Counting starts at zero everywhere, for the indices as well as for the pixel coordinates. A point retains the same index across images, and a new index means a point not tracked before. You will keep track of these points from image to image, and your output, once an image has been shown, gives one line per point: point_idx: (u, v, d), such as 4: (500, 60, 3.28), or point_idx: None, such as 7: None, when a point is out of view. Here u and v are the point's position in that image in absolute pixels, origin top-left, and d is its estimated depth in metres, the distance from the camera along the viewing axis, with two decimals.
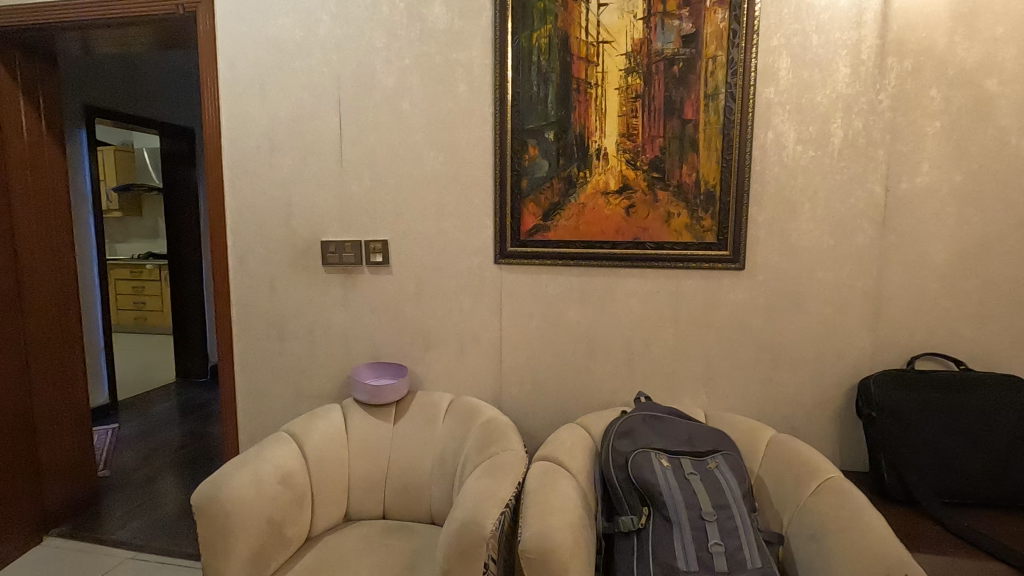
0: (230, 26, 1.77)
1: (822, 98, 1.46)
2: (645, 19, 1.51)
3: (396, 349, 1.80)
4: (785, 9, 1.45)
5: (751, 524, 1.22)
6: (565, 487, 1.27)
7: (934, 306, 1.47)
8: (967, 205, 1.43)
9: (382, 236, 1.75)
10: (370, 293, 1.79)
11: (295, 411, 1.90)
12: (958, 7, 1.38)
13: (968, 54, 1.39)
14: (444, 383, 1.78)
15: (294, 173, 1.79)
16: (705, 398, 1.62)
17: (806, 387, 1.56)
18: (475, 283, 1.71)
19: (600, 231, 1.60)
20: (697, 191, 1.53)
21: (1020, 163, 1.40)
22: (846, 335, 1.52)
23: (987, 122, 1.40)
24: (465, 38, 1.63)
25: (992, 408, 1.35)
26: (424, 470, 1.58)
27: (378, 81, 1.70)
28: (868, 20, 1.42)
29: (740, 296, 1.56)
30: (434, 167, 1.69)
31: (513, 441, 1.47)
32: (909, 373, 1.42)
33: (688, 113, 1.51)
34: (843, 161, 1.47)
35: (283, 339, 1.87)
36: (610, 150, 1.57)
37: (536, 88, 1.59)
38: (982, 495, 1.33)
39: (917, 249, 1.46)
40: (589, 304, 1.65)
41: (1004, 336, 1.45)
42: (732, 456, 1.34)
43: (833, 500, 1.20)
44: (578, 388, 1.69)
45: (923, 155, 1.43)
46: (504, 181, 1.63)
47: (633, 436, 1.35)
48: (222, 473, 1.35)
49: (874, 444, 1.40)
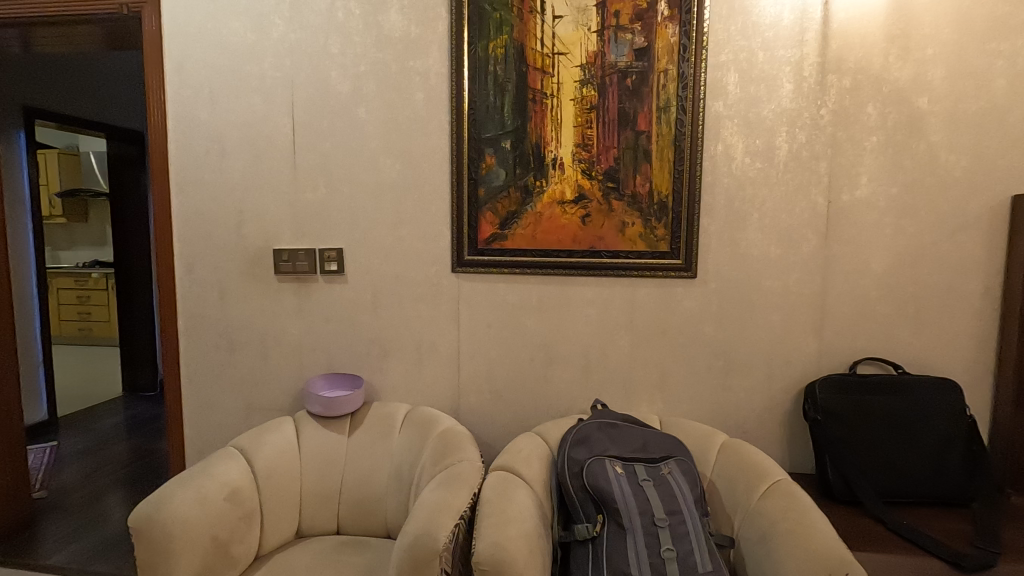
0: (177, 27, 1.71)
1: (768, 113, 1.51)
2: (599, 32, 1.53)
3: (352, 360, 1.76)
4: (733, 26, 1.50)
5: (703, 529, 1.24)
6: (520, 498, 1.26)
7: (874, 312, 1.54)
8: (902, 216, 1.50)
9: (337, 244, 1.72)
10: (325, 302, 1.75)
11: (247, 425, 1.84)
12: (892, 29, 1.45)
13: (901, 74, 1.46)
14: (401, 393, 1.75)
15: (245, 180, 1.74)
16: (660, 404, 1.65)
17: (756, 392, 1.60)
18: (433, 292, 1.70)
19: (557, 239, 1.61)
20: (651, 201, 1.56)
21: (950, 177, 1.48)
22: (793, 341, 1.57)
23: (919, 138, 1.48)
24: (422, 46, 1.62)
25: (927, 410, 1.41)
26: (380, 482, 1.55)
27: (334, 87, 1.67)
28: (810, 38, 1.48)
29: (693, 304, 1.59)
30: (390, 175, 1.68)
31: (469, 451, 1.45)
32: (851, 376, 1.47)
33: (641, 124, 1.54)
34: (788, 173, 1.52)
35: (234, 350, 1.81)
36: (565, 160, 1.58)
37: (493, 97, 1.59)
38: (918, 493, 1.39)
39: (858, 258, 1.53)
40: (547, 312, 1.66)
41: (939, 340, 1.53)
42: (685, 461, 1.36)
43: (780, 503, 1.23)
44: (537, 396, 1.69)
45: (862, 168, 1.50)
46: (461, 189, 1.63)
47: (588, 444, 1.36)
48: (164, 492, 1.29)
49: (820, 447, 1.44)
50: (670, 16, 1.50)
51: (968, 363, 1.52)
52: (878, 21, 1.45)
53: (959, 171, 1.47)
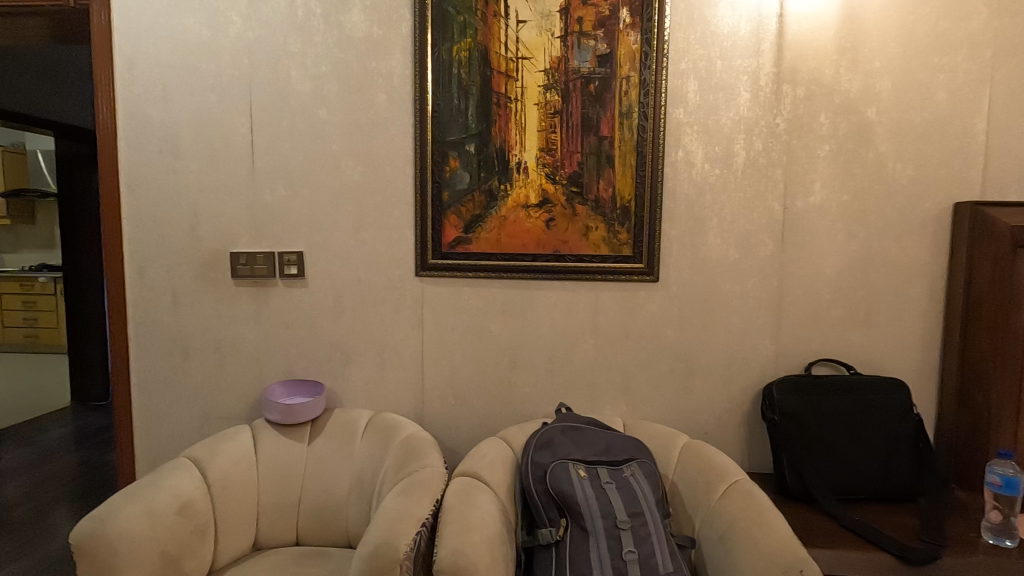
0: (128, 22, 1.65)
1: (726, 120, 1.54)
2: (562, 37, 1.54)
3: (313, 366, 1.72)
4: (692, 35, 1.53)
5: (664, 530, 1.25)
6: (482, 504, 1.25)
7: (827, 315, 1.59)
8: (853, 222, 1.56)
9: (296, 247, 1.68)
10: (284, 307, 1.71)
11: (202, 434, 1.77)
12: (842, 41, 1.51)
13: (851, 85, 1.52)
14: (363, 399, 1.72)
15: (201, 180, 1.68)
16: (624, 407, 1.66)
17: (717, 394, 1.63)
18: (396, 296, 1.68)
19: (521, 243, 1.61)
20: (613, 206, 1.58)
21: (897, 185, 1.54)
22: (751, 343, 1.61)
23: (868, 147, 1.53)
24: (385, 47, 1.60)
25: (876, 409, 1.46)
26: (340, 491, 1.51)
27: (294, 87, 1.64)
28: (766, 49, 1.52)
29: (655, 307, 1.61)
30: (352, 178, 1.65)
31: (432, 457, 1.43)
32: (807, 377, 1.51)
33: (603, 130, 1.56)
34: (745, 179, 1.56)
35: (188, 357, 1.75)
36: (529, 164, 1.59)
37: (456, 100, 1.58)
38: (869, 490, 1.44)
39: (813, 262, 1.57)
40: (511, 316, 1.65)
41: (887, 342, 1.59)
42: (647, 463, 1.37)
43: (738, 503, 1.26)
44: (501, 400, 1.68)
45: (815, 175, 1.55)
46: (424, 192, 1.61)
47: (552, 447, 1.36)
48: (109, 506, 1.23)
49: (778, 447, 1.47)
50: (632, 23, 1.52)
51: (915, 364, 1.59)
52: (829, 34, 1.51)
53: (905, 179, 1.54)
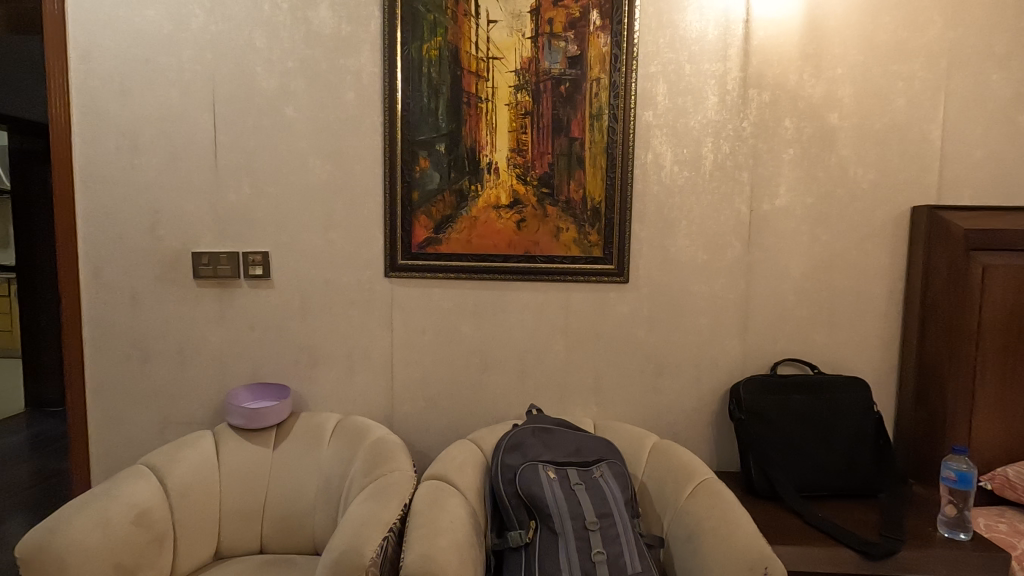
0: (84, 13, 1.59)
1: (695, 124, 1.56)
2: (533, 38, 1.54)
3: (279, 369, 1.68)
4: (661, 39, 1.54)
5: (632, 530, 1.25)
6: (451, 507, 1.24)
7: (792, 316, 1.62)
8: (817, 225, 1.59)
9: (262, 247, 1.64)
10: (249, 309, 1.66)
11: (162, 439, 1.71)
12: (807, 48, 1.54)
13: (814, 91, 1.55)
14: (331, 403, 1.69)
15: (161, 178, 1.63)
16: (595, 408, 1.66)
17: (686, 394, 1.64)
18: (365, 298, 1.65)
19: (492, 244, 1.61)
20: (584, 207, 1.58)
21: (858, 188, 1.58)
22: (719, 344, 1.63)
23: (831, 151, 1.57)
24: (354, 44, 1.58)
25: (839, 407, 1.50)
26: (307, 497, 1.48)
27: (259, 83, 1.60)
28: (733, 53, 1.54)
29: (626, 308, 1.62)
30: (320, 177, 1.62)
31: (401, 460, 1.41)
32: (773, 377, 1.54)
33: (574, 131, 1.56)
34: (713, 182, 1.58)
35: (147, 361, 1.69)
36: (500, 164, 1.58)
37: (427, 100, 1.57)
38: (832, 486, 1.47)
39: (778, 264, 1.60)
40: (483, 317, 1.64)
41: (850, 342, 1.62)
42: (617, 463, 1.37)
43: (706, 501, 1.27)
44: (472, 402, 1.67)
45: (781, 179, 1.58)
46: (394, 192, 1.59)
47: (522, 449, 1.35)
48: (59, 517, 1.18)
49: (745, 445, 1.49)
50: (602, 26, 1.53)
51: (876, 362, 1.63)
52: (793, 40, 1.54)
53: (866, 183, 1.58)
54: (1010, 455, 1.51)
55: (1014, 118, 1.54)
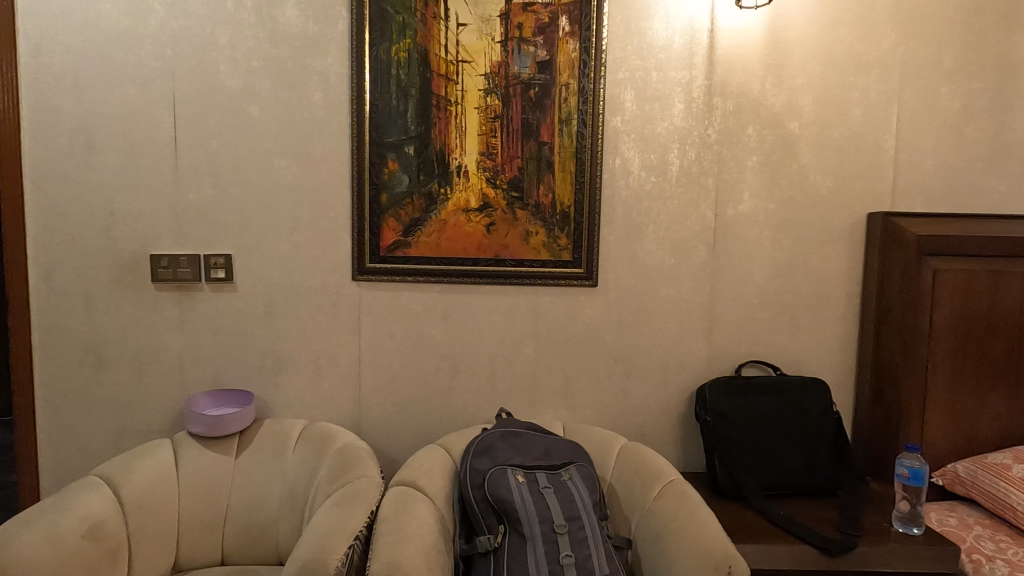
0: (34, 4, 1.52)
1: (661, 130, 1.59)
2: (502, 42, 1.55)
3: (242, 375, 1.64)
4: (629, 46, 1.56)
5: (601, 532, 1.26)
6: (419, 513, 1.22)
7: (756, 319, 1.66)
8: (779, 230, 1.63)
9: (224, 249, 1.60)
10: (211, 313, 1.62)
11: (118, 449, 1.65)
12: (769, 58, 1.58)
13: (776, 100, 1.59)
14: (297, 408, 1.65)
15: (117, 178, 1.58)
16: (564, 411, 1.67)
17: (654, 396, 1.66)
18: (332, 301, 1.62)
19: (461, 247, 1.60)
20: (553, 211, 1.59)
21: (818, 195, 1.63)
22: (685, 347, 1.65)
23: (792, 159, 1.61)
24: (321, 44, 1.56)
25: (800, 408, 1.54)
26: (271, 506, 1.44)
27: (222, 82, 1.56)
28: (698, 62, 1.58)
29: (595, 311, 1.64)
30: (286, 178, 1.59)
31: (369, 466, 1.38)
32: (737, 379, 1.58)
33: (544, 135, 1.57)
34: (680, 188, 1.61)
35: (102, 368, 1.62)
36: (470, 168, 1.57)
37: (395, 101, 1.55)
38: (794, 485, 1.51)
39: (742, 268, 1.64)
40: (452, 321, 1.63)
41: (811, 344, 1.67)
42: (585, 466, 1.38)
43: (672, 502, 1.29)
44: (441, 407, 1.66)
45: (744, 185, 1.62)
46: (362, 195, 1.57)
47: (491, 453, 1.35)
48: (4, 533, 1.13)
49: (710, 446, 1.52)
50: (571, 32, 1.54)
51: (835, 364, 1.68)
52: (756, 51, 1.58)
53: (825, 190, 1.63)
54: (960, 451, 1.58)
55: (961, 129, 1.61)
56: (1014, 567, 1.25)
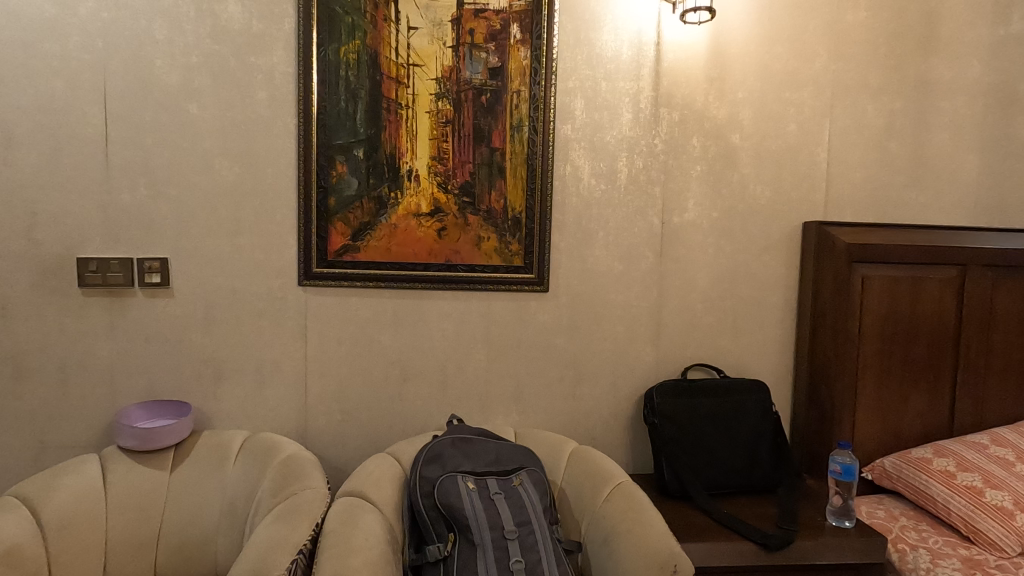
0: None
1: (610, 139, 1.62)
2: (454, 47, 1.54)
3: (179, 385, 1.56)
4: (579, 56, 1.59)
5: (551, 537, 1.26)
6: (367, 524, 1.19)
7: (701, 323, 1.71)
8: (722, 238, 1.70)
9: (160, 253, 1.52)
10: (144, 320, 1.54)
11: (38, 466, 1.54)
12: (711, 72, 1.64)
13: (718, 112, 1.66)
14: (238, 419, 1.59)
15: (39, 176, 1.47)
16: (516, 416, 1.67)
17: (603, 400, 1.69)
18: (276, 307, 1.57)
19: (412, 252, 1.58)
20: (504, 217, 1.60)
21: (757, 205, 1.70)
22: (634, 351, 1.69)
23: (733, 169, 1.68)
24: (265, 42, 1.51)
25: (742, 408, 1.60)
26: (209, 521, 1.37)
27: (158, 77, 1.49)
28: (645, 73, 1.62)
29: (546, 317, 1.65)
30: (227, 179, 1.53)
31: (315, 477, 1.34)
32: (683, 382, 1.62)
33: (495, 141, 1.57)
34: (628, 196, 1.65)
35: (21, 379, 1.51)
36: (421, 172, 1.56)
37: (344, 103, 1.52)
38: (736, 484, 1.56)
39: (687, 274, 1.69)
40: (402, 327, 1.61)
41: (751, 347, 1.74)
42: (536, 471, 1.38)
43: (621, 504, 1.31)
44: (391, 415, 1.63)
45: (689, 194, 1.67)
46: (309, 198, 1.53)
47: (442, 460, 1.33)
48: None
49: (657, 448, 1.55)
50: (522, 40, 1.56)
51: (774, 366, 1.75)
52: (699, 65, 1.64)
53: (764, 200, 1.70)
54: (887, 447, 1.67)
55: (886, 145, 1.72)
56: (934, 555, 1.34)
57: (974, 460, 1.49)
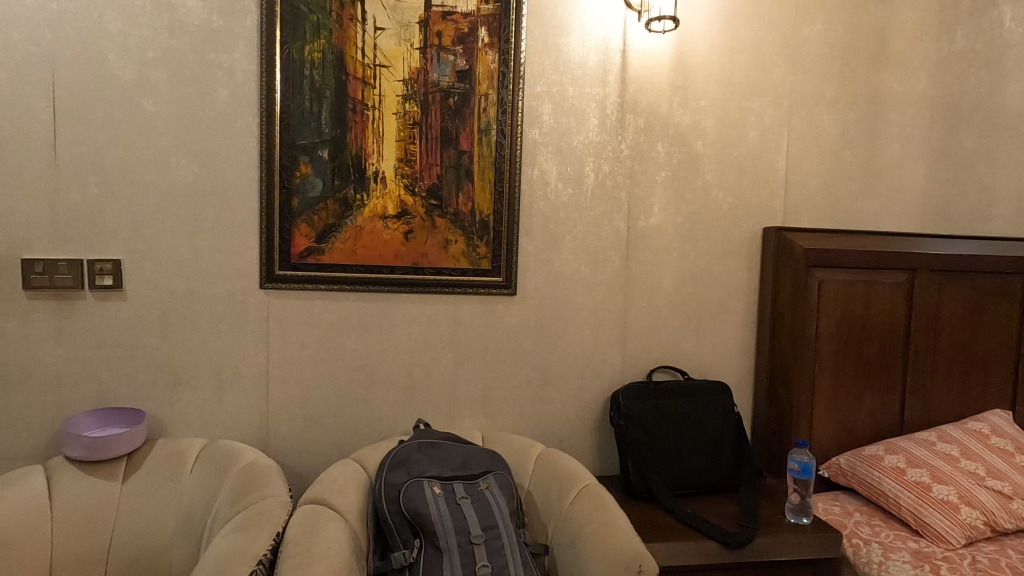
0: None
1: (577, 144, 1.64)
2: (421, 49, 1.53)
3: (132, 391, 1.50)
4: (547, 61, 1.60)
5: (517, 540, 1.26)
6: (330, 532, 1.17)
7: (665, 326, 1.74)
8: (686, 242, 1.73)
9: (113, 254, 1.47)
10: (95, 324, 1.47)
11: None
12: (676, 80, 1.68)
13: (682, 119, 1.69)
14: (195, 426, 1.54)
15: None
16: (483, 420, 1.66)
17: (570, 403, 1.70)
18: (237, 310, 1.53)
19: (378, 255, 1.56)
20: (472, 220, 1.59)
21: (719, 210, 1.74)
22: (600, 354, 1.71)
23: (696, 175, 1.72)
24: (226, 38, 1.47)
25: (705, 410, 1.63)
26: (163, 533, 1.32)
27: (111, 71, 1.43)
28: (612, 80, 1.64)
29: (513, 320, 1.65)
30: (185, 179, 1.48)
31: (276, 485, 1.30)
32: (648, 384, 1.64)
33: (463, 144, 1.57)
34: (594, 200, 1.66)
35: None
36: (387, 174, 1.54)
37: (309, 103, 1.50)
38: (700, 484, 1.59)
39: (653, 278, 1.72)
40: (368, 331, 1.59)
41: (714, 350, 1.78)
42: (503, 475, 1.37)
43: (587, 506, 1.31)
44: (356, 420, 1.60)
45: (654, 200, 1.70)
46: (271, 199, 1.50)
47: (407, 465, 1.32)
48: None
49: (623, 450, 1.57)
50: (490, 43, 1.56)
51: (736, 368, 1.79)
52: (664, 72, 1.67)
53: (726, 206, 1.74)
54: (842, 445, 1.73)
55: (841, 154, 1.79)
56: (886, 548, 1.39)
57: (923, 456, 1.56)
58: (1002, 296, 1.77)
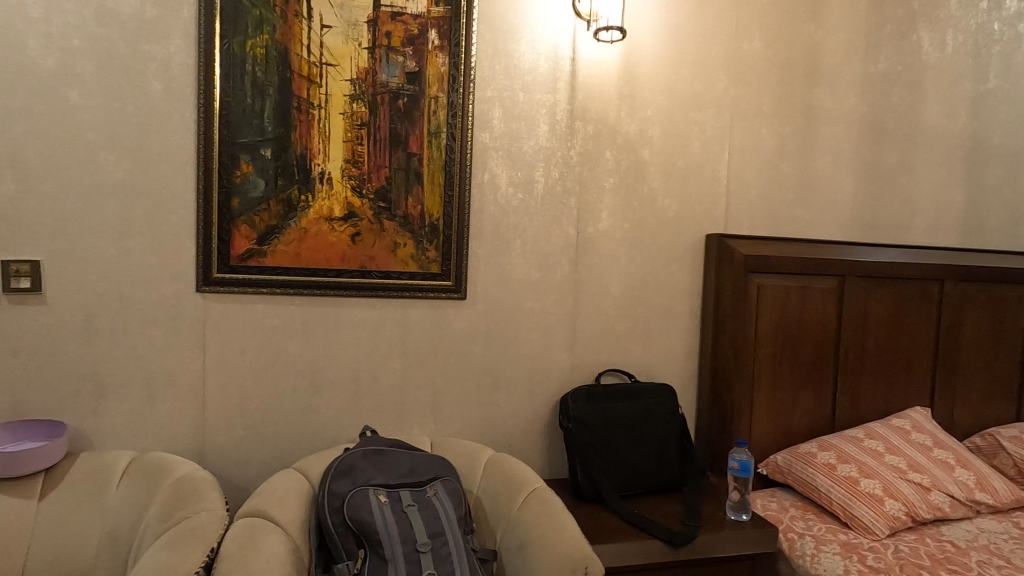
0: None
1: (528, 149, 1.65)
2: (369, 49, 1.51)
3: (53, 402, 1.40)
4: (497, 65, 1.61)
5: (465, 547, 1.25)
6: (268, 545, 1.12)
7: (613, 330, 1.77)
8: (634, 248, 1.77)
9: (30, 255, 1.36)
10: (9, 328, 1.36)
11: None
12: (623, 89, 1.72)
13: (630, 128, 1.73)
14: (123, 438, 1.45)
15: None
16: (432, 426, 1.64)
17: (520, 407, 1.70)
18: (170, 315, 1.45)
19: (324, 258, 1.52)
20: (422, 223, 1.58)
21: (665, 217, 1.79)
22: (550, 357, 1.72)
23: (643, 183, 1.76)
24: (161, 29, 1.40)
25: (651, 411, 1.67)
26: (85, 554, 1.23)
27: (30, 59, 1.34)
28: (561, 86, 1.67)
29: (463, 324, 1.64)
30: (113, 175, 1.40)
31: (211, 498, 1.24)
32: (596, 387, 1.67)
33: (413, 146, 1.55)
34: (544, 206, 1.68)
35: None
36: (334, 175, 1.51)
37: (251, 100, 1.44)
38: (646, 484, 1.62)
39: (601, 282, 1.75)
40: (313, 336, 1.54)
41: (660, 353, 1.82)
42: (451, 481, 1.36)
43: (535, 510, 1.32)
44: (299, 428, 1.55)
45: (603, 206, 1.73)
46: (209, 198, 1.43)
47: (353, 474, 1.28)
48: None
49: (571, 452, 1.59)
50: (440, 46, 1.55)
51: (681, 370, 1.85)
52: (612, 81, 1.70)
53: (672, 213, 1.80)
54: (779, 444, 1.81)
55: (778, 165, 1.88)
56: (818, 541, 1.46)
57: (852, 452, 1.65)
58: (921, 301, 1.90)
